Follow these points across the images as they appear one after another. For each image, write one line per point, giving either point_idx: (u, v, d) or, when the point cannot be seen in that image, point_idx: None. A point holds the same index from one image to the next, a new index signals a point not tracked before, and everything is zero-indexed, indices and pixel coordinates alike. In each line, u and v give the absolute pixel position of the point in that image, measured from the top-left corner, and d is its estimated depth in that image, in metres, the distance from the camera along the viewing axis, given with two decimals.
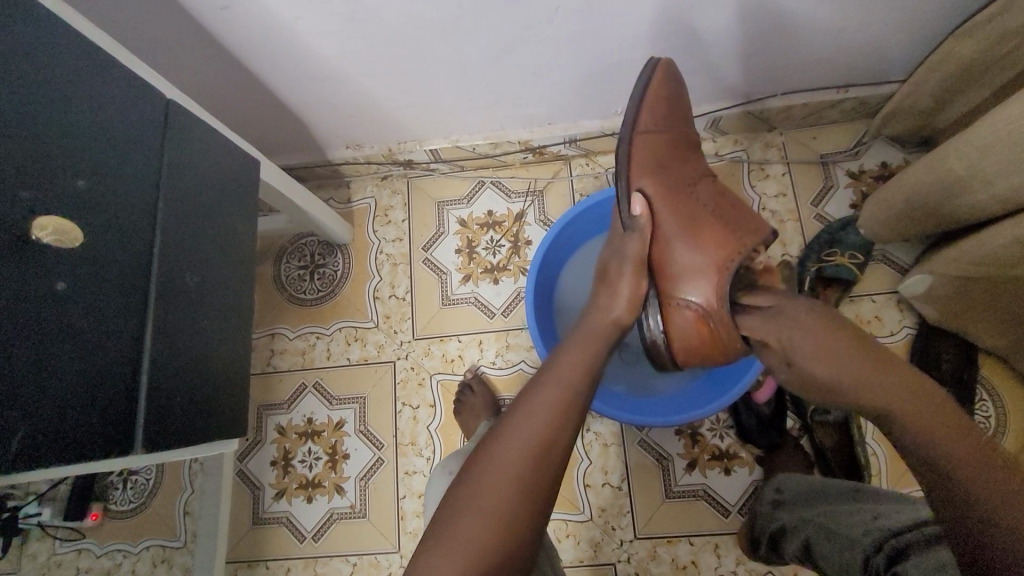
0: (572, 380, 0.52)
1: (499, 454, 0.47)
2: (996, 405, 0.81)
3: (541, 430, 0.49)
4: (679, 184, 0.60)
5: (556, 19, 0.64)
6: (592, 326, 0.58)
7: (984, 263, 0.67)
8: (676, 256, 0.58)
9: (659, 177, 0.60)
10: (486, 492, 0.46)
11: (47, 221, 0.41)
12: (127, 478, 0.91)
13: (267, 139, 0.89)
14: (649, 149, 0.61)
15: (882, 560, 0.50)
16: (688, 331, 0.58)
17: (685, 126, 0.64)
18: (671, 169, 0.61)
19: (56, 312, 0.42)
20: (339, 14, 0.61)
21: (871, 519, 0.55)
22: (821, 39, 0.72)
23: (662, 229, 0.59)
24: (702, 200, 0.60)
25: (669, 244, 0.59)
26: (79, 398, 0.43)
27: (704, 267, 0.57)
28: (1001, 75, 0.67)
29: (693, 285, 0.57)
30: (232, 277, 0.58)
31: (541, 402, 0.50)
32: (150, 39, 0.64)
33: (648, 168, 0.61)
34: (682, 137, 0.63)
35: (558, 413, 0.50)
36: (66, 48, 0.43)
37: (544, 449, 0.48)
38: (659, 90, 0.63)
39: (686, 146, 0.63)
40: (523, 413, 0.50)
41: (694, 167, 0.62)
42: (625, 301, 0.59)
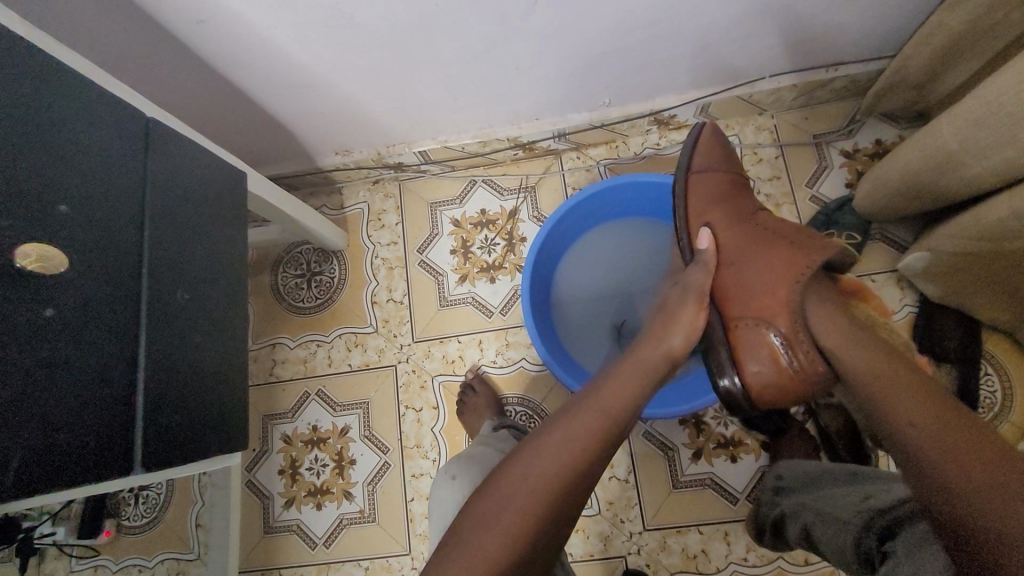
0: (614, 409, 0.51)
1: (534, 469, 0.46)
2: (1002, 379, 0.80)
3: (577, 455, 0.48)
4: (737, 214, 0.62)
5: (536, 14, 0.64)
6: (645, 358, 0.57)
7: (983, 237, 0.66)
8: (739, 280, 0.59)
9: (720, 210, 0.63)
10: (516, 504, 0.44)
11: (29, 251, 0.41)
12: (138, 493, 0.92)
13: (256, 150, 0.89)
14: (709, 186, 0.65)
15: (873, 540, 0.50)
16: (763, 363, 0.56)
17: (744, 167, 0.68)
18: (732, 203, 0.64)
19: (48, 338, 0.42)
20: (317, 22, 0.61)
21: (862, 501, 0.55)
22: (808, 18, 0.71)
23: (725, 258, 0.61)
24: (767, 226, 0.61)
25: (733, 270, 0.59)
26: (76, 421, 0.43)
27: (776, 291, 0.56)
28: (992, 45, 0.65)
29: (764, 309, 0.56)
30: (225, 291, 0.58)
31: (581, 426, 0.49)
32: (130, 58, 0.64)
33: (709, 202, 0.64)
34: (740, 176, 0.66)
35: (597, 442, 0.49)
36: (43, 73, 0.43)
37: (579, 474, 0.47)
38: (714, 136, 0.68)
39: (743, 183, 0.66)
40: (560, 432, 0.49)
41: (754, 202, 0.65)
42: (683, 330, 0.58)
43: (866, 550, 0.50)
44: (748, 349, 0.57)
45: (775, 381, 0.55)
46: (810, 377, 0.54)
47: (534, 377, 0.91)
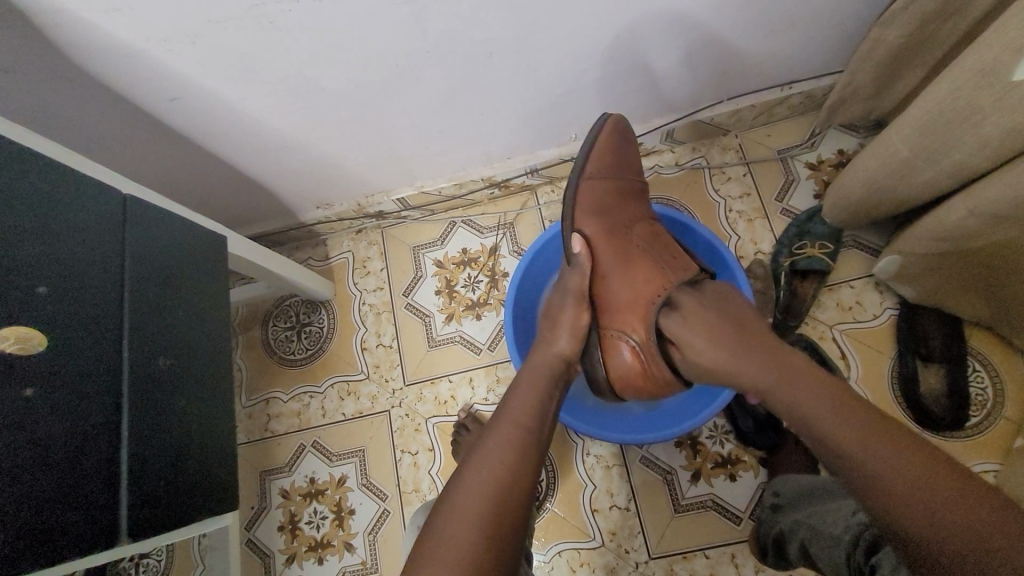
0: (520, 418, 0.54)
1: (459, 502, 0.47)
2: (992, 374, 0.80)
3: (498, 472, 0.49)
4: (616, 224, 0.67)
5: (492, 64, 0.67)
6: (539, 361, 0.62)
7: (946, 237, 0.67)
8: (612, 289, 0.65)
9: (601, 220, 0.67)
10: (449, 540, 0.44)
11: (9, 332, 0.43)
12: (139, 562, 0.91)
13: (242, 211, 0.92)
14: (595, 195, 0.68)
15: (862, 558, 0.50)
16: (623, 362, 0.64)
17: (631, 177, 0.72)
18: (612, 213, 0.68)
19: (31, 416, 0.43)
20: (284, 89, 0.64)
21: (849, 513, 0.55)
22: (752, 45, 0.74)
23: (602, 265, 0.66)
24: (636, 240, 0.66)
25: (607, 279, 0.65)
26: (60, 497, 0.44)
27: (635, 301, 0.63)
28: (930, 54, 0.68)
29: (626, 320, 0.63)
30: (208, 352, 0.60)
31: (496, 443, 0.52)
32: (108, 137, 0.67)
33: (591, 211, 0.68)
34: (625, 186, 0.70)
35: (512, 452, 0.51)
36: (17, 159, 0.45)
37: (502, 490, 0.48)
38: (606, 143, 0.70)
39: (630, 193, 0.70)
40: (480, 459, 0.50)
41: (635, 212, 0.69)
42: (568, 333, 0.64)
43: (858, 566, 0.51)
44: (612, 350, 0.65)
45: (632, 377, 0.64)
46: (657, 377, 0.62)
47: None
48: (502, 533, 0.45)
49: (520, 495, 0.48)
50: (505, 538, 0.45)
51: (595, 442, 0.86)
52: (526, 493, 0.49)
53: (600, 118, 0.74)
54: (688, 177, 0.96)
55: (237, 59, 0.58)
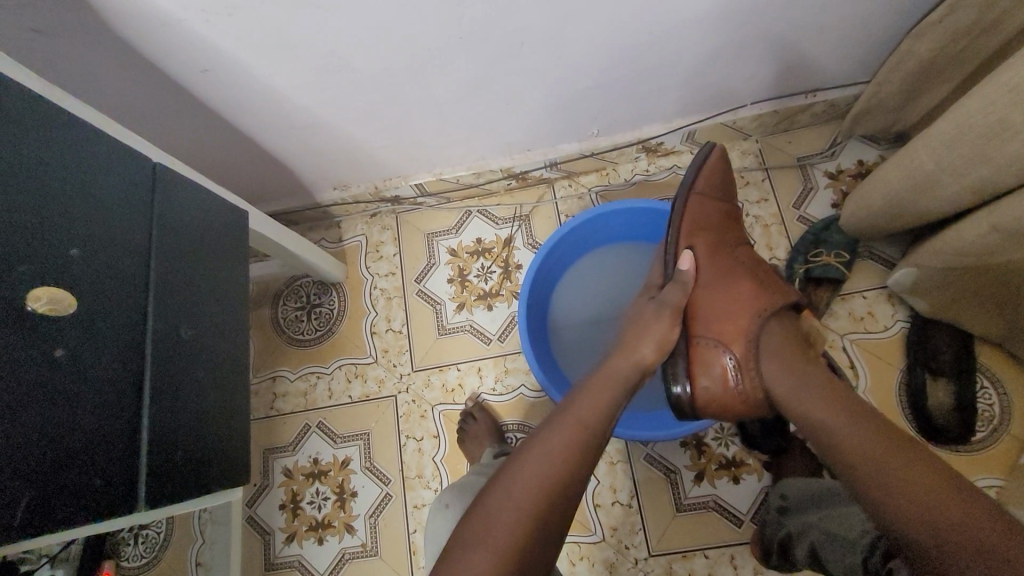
0: (587, 419, 0.54)
1: (516, 494, 0.48)
2: (999, 392, 0.81)
3: (556, 470, 0.50)
4: (723, 244, 0.67)
5: (523, 53, 0.67)
6: (617, 368, 0.60)
7: (967, 252, 0.68)
8: (710, 302, 0.64)
9: (708, 238, 0.67)
10: (499, 527, 0.46)
11: (40, 292, 0.42)
12: (138, 533, 0.91)
13: (261, 188, 0.91)
14: (705, 213, 0.68)
15: (878, 560, 0.51)
16: (714, 378, 0.61)
17: (733, 202, 0.72)
18: (718, 232, 0.68)
19: (61, 378, 0.43)
20: (316, 67, 0.64)
21: (867, 519, 0.56)
22: (783, 50, 0.74)
23: (704, 280, 0.65)
24: (743, 262, 0.66)
25: (709, 293, 0.64)
26: (83, 460, 0.44)
27: (740, 317, 0.62)
28: (960, 69, 0.69)
29: (726, 333, 0.62)
30: (228, 327, 0.60)
31: (559, 439, 0.52)
32: (133, 103, 0.66)
33: (700, 228, 0.68)
34: (730, 211, 0.70)
35: (575, 452, 0.51)
36: (51, 118, 0.45)
37: (555, 489, 0.49)
38: (718, 167, 0.70)
39: (733, 217, 0.71)
40: (539, 452, 0.51)
41: (738, 236, 0.69)
42: (654, 343, 0.62)
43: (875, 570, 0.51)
44: (703, 366, 0.62)
45: (724, 396, 0.61)
46: (752, 399, 0.60)
47: (533, 404, 0.91)
48: (547, 526, 0.47)
49: (570, 497, 0.49)
50: (546, 527, 0.47)
51: None
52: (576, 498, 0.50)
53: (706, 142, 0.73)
54: None
55: (272, 34, 0.57)
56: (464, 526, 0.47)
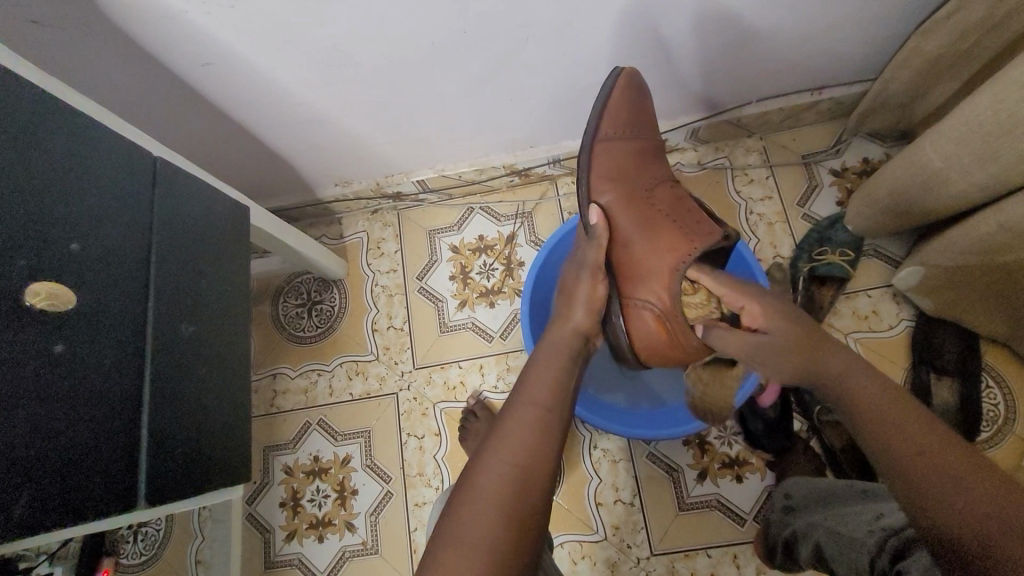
0: (540, 398, 0.55)
1: (480, 486, 0.48)
2: (1003, 391, 0.80)
3: (516, 454, 0.50)
4: (637, 189, 0.64)
5: (528, 48, 0.66)
6: (555, 340, 0.62)
7: (973, 251, 0.67)
8: (631, 256, 0.63)
9: (620, 185, 0.64)
10: (466, 519, 0.46)
11: (39, 288, 0.42)
12: (137, 530, 0.91)
13: (262, 184, 0.91)
14: (618, 158, 0.64)
15: (886, 560, 0.49)
16: (647, 331, 0.63)
17: (649, 134, 0.67)
18: (633, 175, 0.64)
19: (60, 374, 0.42)
20: (318, 61, 0.63)
21: (874, 518, 0.55)
22: (789, 47, 0.74)
23: (624, 234, 0.63)
24: (659, 205, 0.63)
25: (630, 249, 0.63)
26: (82, 456, 0.43)
27: (660, 268, 0.61)
28: (969, 67, 0.68)
29: (648, 287, 0.62)
30: (230, 323, 0.59)
31: (515, 424, 0.52)
32: (131, 96, 0.65)
33: (608, 177, 0.64)
34: (646, 145, 0.66)
35: (532, 432, 0.52)
36: (51, 111, 0.44)
37: (518, 473, 0.49)
38: (622, 100, 0.65)
39: (649, 153, 0.66)
40: (497, 443, 0.51)
41: (656, 174, 0.65)
42: (582, 306, 0.63)
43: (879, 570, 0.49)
44: (636, 325, 0.64)
45: (658, 344, 0.63)
46: (686, 347, 0.61)
47: None
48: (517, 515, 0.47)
49: (538, 482, 0.49)
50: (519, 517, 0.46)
51: (603, 436, 0.86)
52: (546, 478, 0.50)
53: (613, 72, 0.67)
54: (711, 177, 0.96)
55: (275, 28, 0.57)
56: (441, 522, 0.47)
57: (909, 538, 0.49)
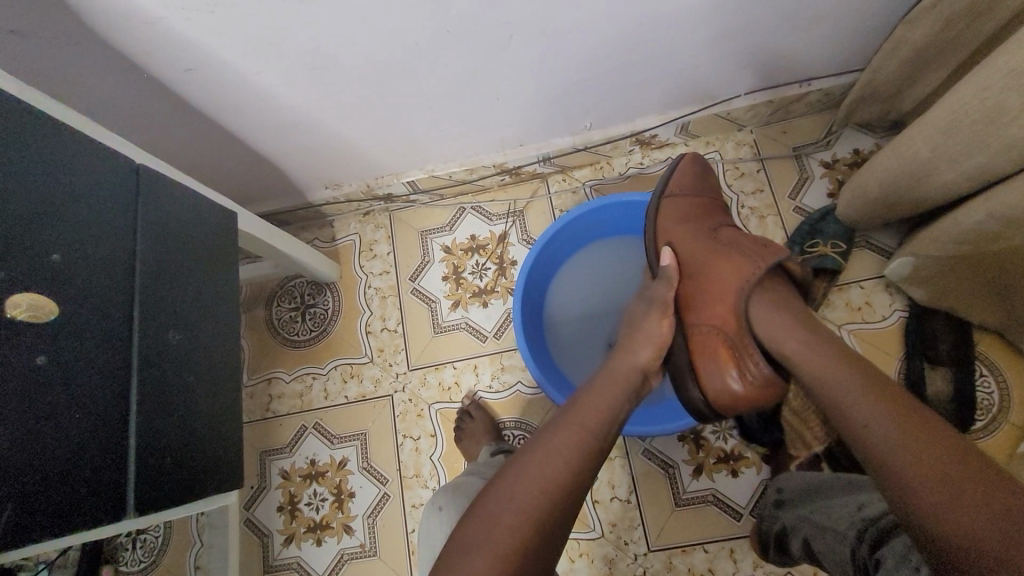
0: (593, 420, 0.54)
1: (520, 497, 0.47)
2: (997, 380, 0.80)
3: (560, 472, 0.49)
4: (699, 228, 0.68)
5: (513, 46, 0.66)
6: (617, 367, 0.61)
7: (964, 240, 0.67)
8: (697, 288, 0.64)
9: (685, 227, 0.68)
10: (502, 529, 0.45)
11: (20, 299, 0.42)
12: (136, 537, 0.91)
13: (252, 188, 0.90)
14: (679, 208, 0.70)
15: (866, 551, 0.50)
16: (715, 366, 0.62)
17: (713, 194, 0.73)
18: (697, 220, 0.69)
19: (42, 385, 0.42)
20: (301, 64, 0.63)
21: (855, 509, 0.55)
22: (776, 39, 0.73)
23: (689, 269, 0.66)
24: (721, 239, 0.66)
25: (695, 280, 0.65)
26: (69, 467, 0.43)
27: (723, 296, 0.62)
28: (956, 55, 0.68)
29: (717, 316, 0.62)
30: (219, 329, 0.59)
31: (561, 440, 0.52)
32: (115, 104, 0.65)
33: (674, 222, 0.69)
34: (709, 201, 0.72)
35: (581, 454, 0.51)
36: (29, 122, 0.44)
37: (563, 490, 0.48)
38: (688, 166, 0.73)
39: (713, 207, 0.71)
40: (544, 455, 0.50)
41: (719, 220, 0.69)
42: (649, 344, 0.62)
43: (861, 561, 0.51)
44: (707, 364, 0.63)
45: (727, 382, 0.61)
46: (757, 376, 0.59)
47: (530, 401, 0.91)
48: (552, 529, 0.47)
49: (575, 498, 0.49)
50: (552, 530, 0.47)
51: None
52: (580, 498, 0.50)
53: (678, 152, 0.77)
54: None
55: (256, 32, 0.56)
56: (467, 526, 0.47)
57: (887, 525, 0.50)
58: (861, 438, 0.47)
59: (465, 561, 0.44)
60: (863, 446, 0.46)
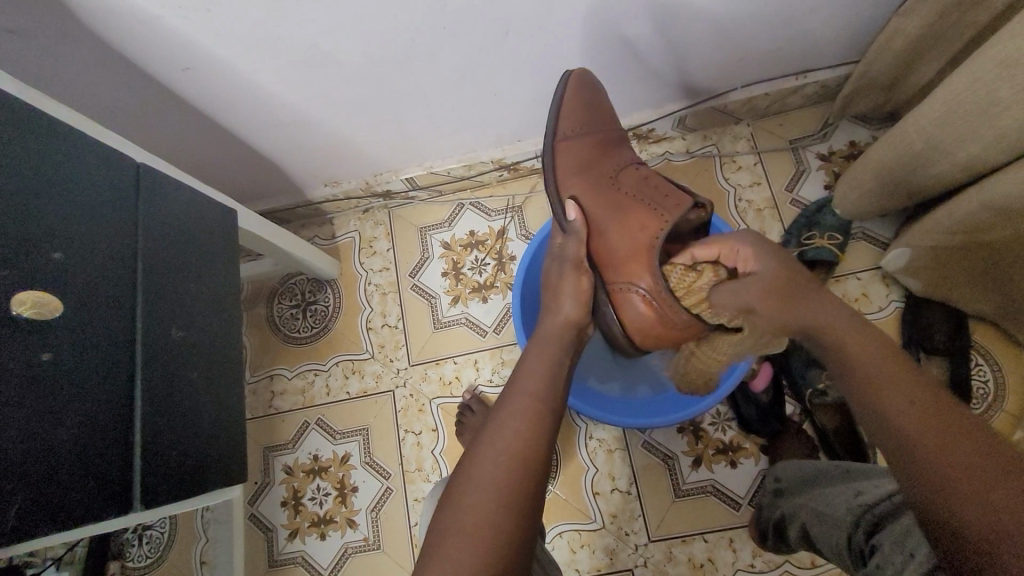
0: (534, 387, 0.56)
1: (483, 473, 0.49)
2: (993, 369, 0.81)
3: (515, 444, 0.51)
4: (601, 178, 0.64)
5: (508, 42, 0.66)
6: (548, 331, 0.62)
7: (958, 230, 0.68)
8: (608, 244, 0.63)
9: (585, 181, 0.64)
10: (467, 513, 0.47)
11: (25, 296, 0.42)
12: (142, 533, 0.92)
13: (252, 186, 0.91)
14: (576, 156, 0.65)
15: (862, 537, 0.52)
16: (636, 312, 0.62)
17: (606, 128, 0.66)
18: (595, 169, 0.65)
19: (47, 382, 0.43)
20: (298, 62, 0.63)
21: (853, 496, 0.56)
22: (770, 32, 0.73)
23: (599, 225, 0.63)
24: (626, 188, 0.63)
25: (603, 236, 0.63)
26: (76, 462, 0.44)
27: (635, 247, 0.61)
28: (950, 46, 0.68)
29: (629, 268, 0.62)
30: (221, 325, 0.60)
31: (507, 416, 0.53)
32: (114, 103, 0.66)
33: (575, 174, 0.65)
34: (602, 140, 0.66)
35: (531, 421, 0.53)
36: (30, 123, 0.45)
37: (521, 461, 0.50)
38: (573, 101, 0.65)
39: (608, 148, 0.66)
40: (501, 426, 0.52)
41: (618, 162, 0.65)
42: (571, 299, 0.63)
43: (858, 547, 0.52)
44: (624, 302, 0.63)
45: (648, 326, 0.62)
46: (675, 321, 0.59)
47: None
48: (521, 499, 0.48)
49: (537, 463, 0.50)
50: (525, 502, 0.48)
51: (598, 426, 0.87)
52: (546, 461, 0.51)
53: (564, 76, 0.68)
54: (699, 165, 0.96)
55: (253, 30, 0.57)
56: (441, 514, 0.48)
57: (885, 513, 0.51)
58: (882, 424, 0.44)
59: (448, 549, 0.45)
60: (885, 432, 0.43)
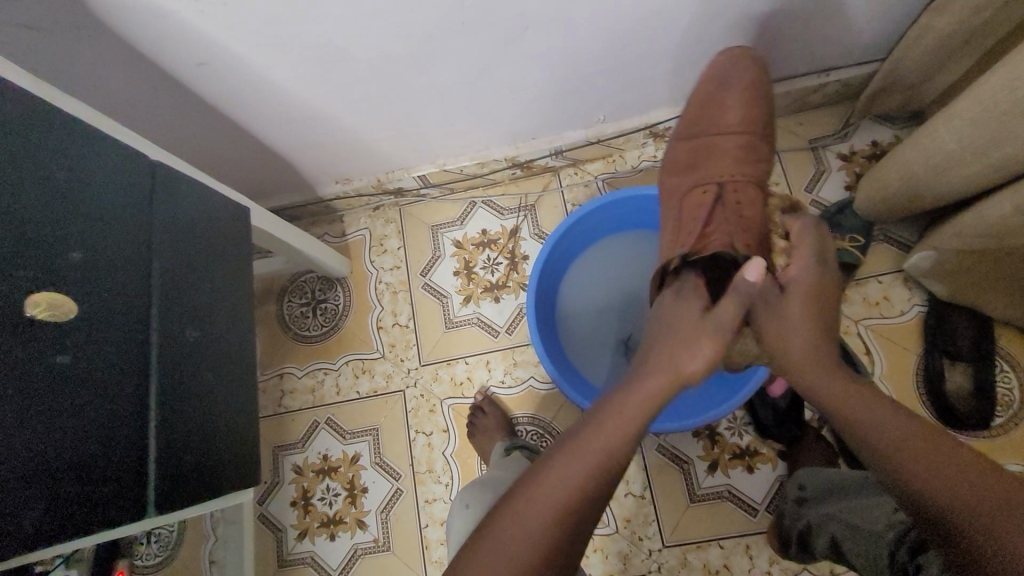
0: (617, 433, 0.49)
1: (535, 503, 0.46)
2: (1018, 375, 0.79)
3: (575, 482, 0.47)
4: (682, 177, 0.75)
5: (527, 37, 0.65)
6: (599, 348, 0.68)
7: (988, 234, 0.66)
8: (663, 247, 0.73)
9: (674, 177, 0.76)
10: (520, 530, 0.45)
11: (39, 298, 0.42)
12: (151, 532, 0.91)
13: (262, 183, 0.90)
14: (684, 152, 0.76)
15: (905, 554, 0.52)
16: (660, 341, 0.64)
17: (726, 134, 0.73)
18: (684, 169, 0.75)
19: (61, 384, 0.42)
20: (313, 57, 0.62)
21: (890, 509, 0.56)
22: (794, 28, 0.71)
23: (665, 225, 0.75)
24: (688, 205, 0.72)
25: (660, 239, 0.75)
26: (92, 466, 0.43)
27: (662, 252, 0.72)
28: (982, 44, 0.66)
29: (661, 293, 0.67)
30: (234, 325, 0.59)
31: (580, 454, 0.48)
32: (125, 98, 0.64)
33: (668, 174, 0.78)
34: (732, 138, 0.73)
35: (602, 463, 0.48)
36: (44, 118, 0.43)
37: (573, 500, 0.46)
38: (696, 97, 0.74)
39: (718, 147, 0.73)
40: (561, 472, 0.47)
41: (717, 167, 0.72)
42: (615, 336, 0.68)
43: (901, 563, 0.52)
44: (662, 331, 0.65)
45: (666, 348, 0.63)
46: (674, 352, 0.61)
47: (544, 397, 0.90)
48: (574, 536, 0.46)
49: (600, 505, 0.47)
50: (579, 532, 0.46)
51: None
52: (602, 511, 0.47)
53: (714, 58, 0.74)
54: None
55: (269, 25, 0.56)
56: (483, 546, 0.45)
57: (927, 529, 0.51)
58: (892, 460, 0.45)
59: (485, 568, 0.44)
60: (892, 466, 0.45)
